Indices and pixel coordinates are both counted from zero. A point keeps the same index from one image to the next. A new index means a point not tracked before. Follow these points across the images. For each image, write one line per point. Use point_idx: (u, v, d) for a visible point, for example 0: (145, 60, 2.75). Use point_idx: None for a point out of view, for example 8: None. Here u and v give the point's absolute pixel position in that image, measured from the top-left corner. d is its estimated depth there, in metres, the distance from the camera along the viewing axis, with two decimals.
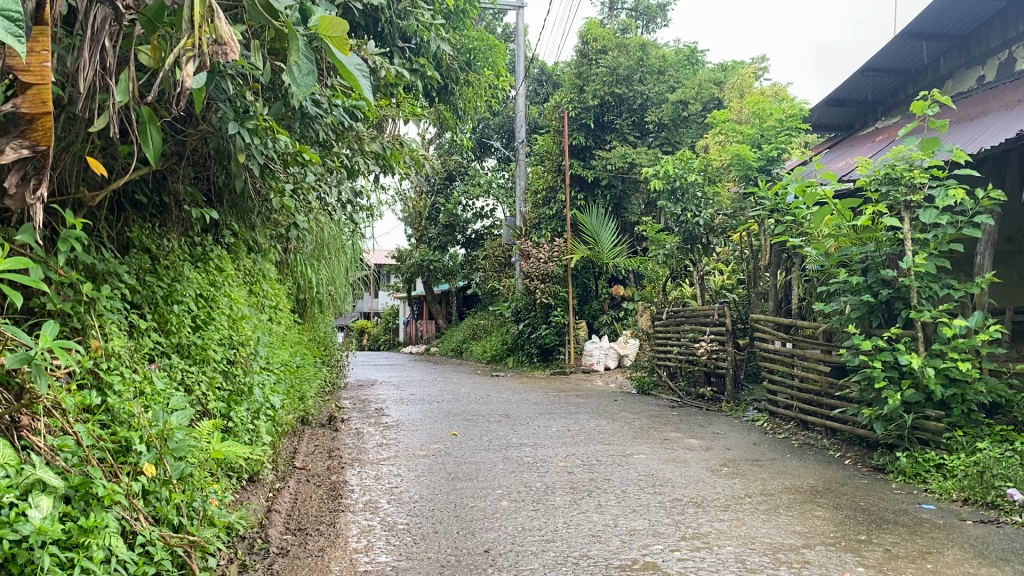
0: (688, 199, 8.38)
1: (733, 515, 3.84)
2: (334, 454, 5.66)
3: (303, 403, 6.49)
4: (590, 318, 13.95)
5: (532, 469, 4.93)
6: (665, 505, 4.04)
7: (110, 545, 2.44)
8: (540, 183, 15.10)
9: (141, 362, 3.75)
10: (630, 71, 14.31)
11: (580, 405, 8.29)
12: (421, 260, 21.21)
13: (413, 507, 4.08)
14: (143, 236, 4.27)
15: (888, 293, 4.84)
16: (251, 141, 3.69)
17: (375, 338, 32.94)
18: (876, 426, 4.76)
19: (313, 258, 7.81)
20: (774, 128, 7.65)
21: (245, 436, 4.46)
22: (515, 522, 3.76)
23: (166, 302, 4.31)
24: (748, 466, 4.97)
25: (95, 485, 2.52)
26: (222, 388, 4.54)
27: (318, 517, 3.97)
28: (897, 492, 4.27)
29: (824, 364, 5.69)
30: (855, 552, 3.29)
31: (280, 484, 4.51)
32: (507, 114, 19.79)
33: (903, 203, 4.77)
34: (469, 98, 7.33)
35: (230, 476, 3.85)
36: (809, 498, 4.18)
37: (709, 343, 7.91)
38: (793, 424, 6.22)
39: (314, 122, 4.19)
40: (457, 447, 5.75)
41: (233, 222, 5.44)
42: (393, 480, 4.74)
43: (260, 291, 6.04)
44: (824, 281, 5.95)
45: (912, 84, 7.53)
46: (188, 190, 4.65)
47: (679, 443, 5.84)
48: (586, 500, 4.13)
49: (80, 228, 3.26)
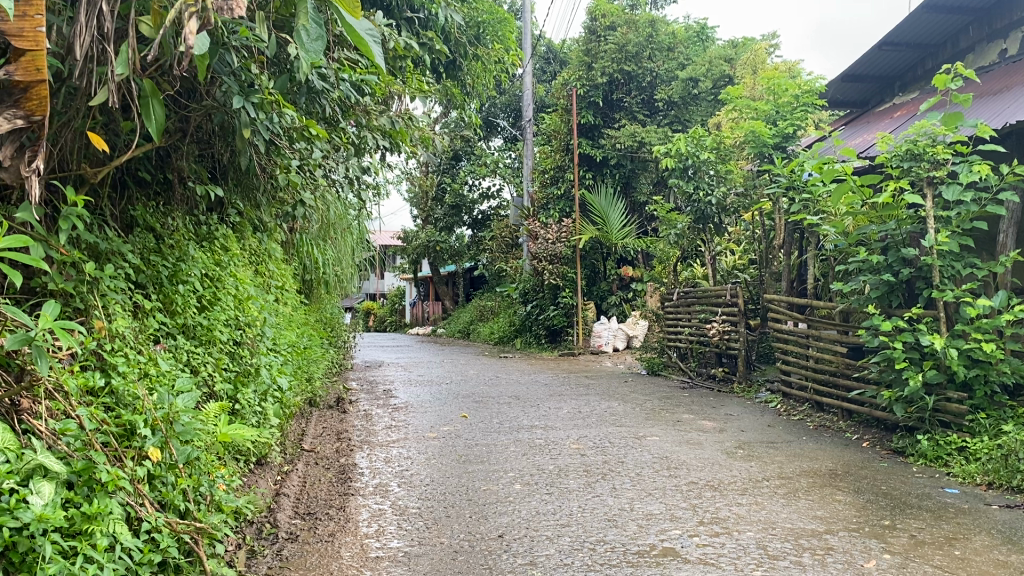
0: (700, 178, 8.25)
1: (751, 499, 3.74)
2: (343, 437, 5.59)
3: (310, 384, 6.43)
4: (598, 300, 13.87)
5: (545, 451, 4.85)
6: (682, 488, 3.95)
7: (114, 533, 2.36)
8: (546, 163, 14.95)
9: (146, 344, 3.69)
10: (639, 48, 14.09)
11: (590, 386, 8.21)
12: (427, 241, 21.01)
13: (425, 491, 4.00)
14: (147, 215, 4.22)
15: (909, 273, 4.71)
16: (256, 116, 3.59)
17: (382, 321, 32.97)
18: (896, 408, 4.66)
19: (320, 238, 7.78)
20: (790, 104, 7.38)
21: (253, 418, 4.37)
22: (529, 506, 3.67)
23: (171, 282, 4.24)
24: (764, 449, 4.87)
25: (99, 470, 2.44)
26: (228, 369, 4.45)
27: (328, 501, 3.89)
28: (918, 476, 4.17)
29: (841, 345, 5.59)
30: (879, 538, 3.20)
31: (288, 466, 4.44)
32: (515, 93, 19.63)
33: (926, 179, 4.64)
34: (477, 74, 7.19)
35: (237, 459, 3.78)
36: (828, 481, 4.09)
37: (721, 324, 7.80)
38: (808, 405, 6.13)
39: (322, 96, 4.08)
40: (467, 429, 5.66)
41: (238, 201, 5.38)
42: (403, 463, 4.66)
43: (265, 271, 5.98)
44: (842, 260, 5.82)
45: (931, 58, 7.38)
46: (192, 168, 4.60)
47: (692, 425, 5.74)
48: (601, 484, 4.04)
49: (82, 205, 3.18)
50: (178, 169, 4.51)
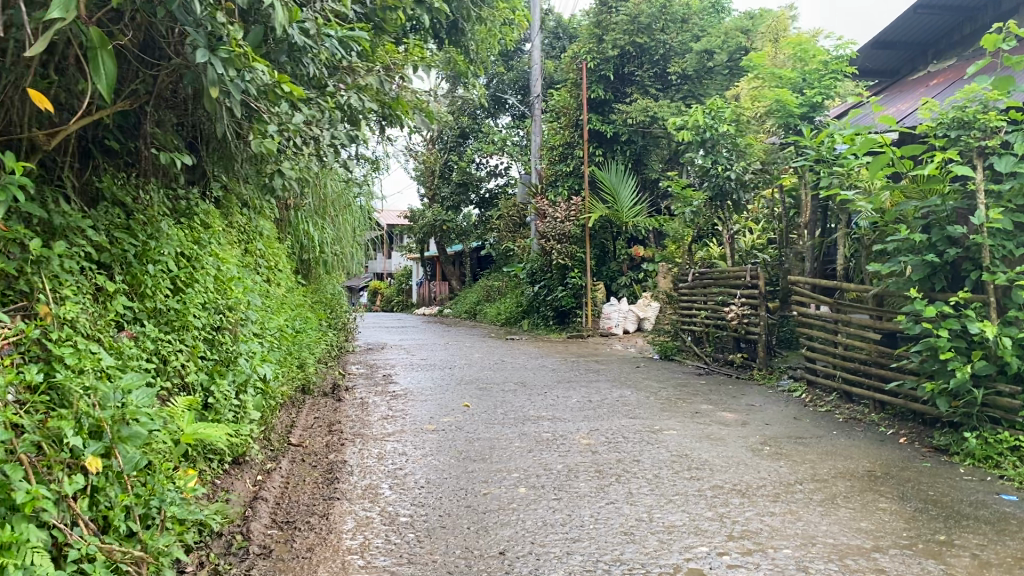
0: (718, 152, 7.74)
1: (785, 508, 3.32)
2: (334, 429, 5.18)
3: (304, 370, 6.03)
4: (608, 280, 13.43)
5: (552, 447, 4.44)
6: (705, 494, 3.53)
7: (30, 566, 1.97)
8: (556, 140, 14.47)
9: (106, 331, 3.29)
10: (652, 20, 13.56)
11: (601, 372, 7.81)
12: (434, 219, 20.52)
13: (419, 494, 3.61)
14: (113, 187, 3.87)
15: (956, 253, 4.24)
16: (225, 74, 3.10)
17: (389, 301, 32.63)
18: (939, 402, 4.20)
19: (317, 215, 7.42)
20: (818, 71, 6.86)
21: (230, 413, 3.95)
22: (534, 515, 3.26)
23: (140, 262, 3.84)
24: (793, 446, 4.45)
25: (16, 488, 2.04)
26: (206, 357, 4.02)
27: (310, 507, 3.49)
28: (967, 479, 3.74)
29: (874, 331, 5.14)
30: (937, 558, 2.78)
31: (271, 464, 4.05)
32: (523, 68, 19.10)
33: (977, 149, 4.17)
34: (481, 40, 6.71)
35: (209, 459, 3.41)
36: (868, 485, 3.66)
37: (739, 308, 7.32)
38: (836, 395, 5.70)
39: (305, 53, 3.67)
40: (469, 421, 5.26)
41: (221, 173, 4.98)
42: (398, 461, 4.25)
43: (254, 251, 5.58)
44: (878, 239, 5.37)
45: (969, 23, 6.91)
46: (163, 135, 4.19)
47: (712, 418, 5.31)
48: (615, 488, 3.63)
49: (22, 172, 2.74)
50: (146, 135, 4.11)
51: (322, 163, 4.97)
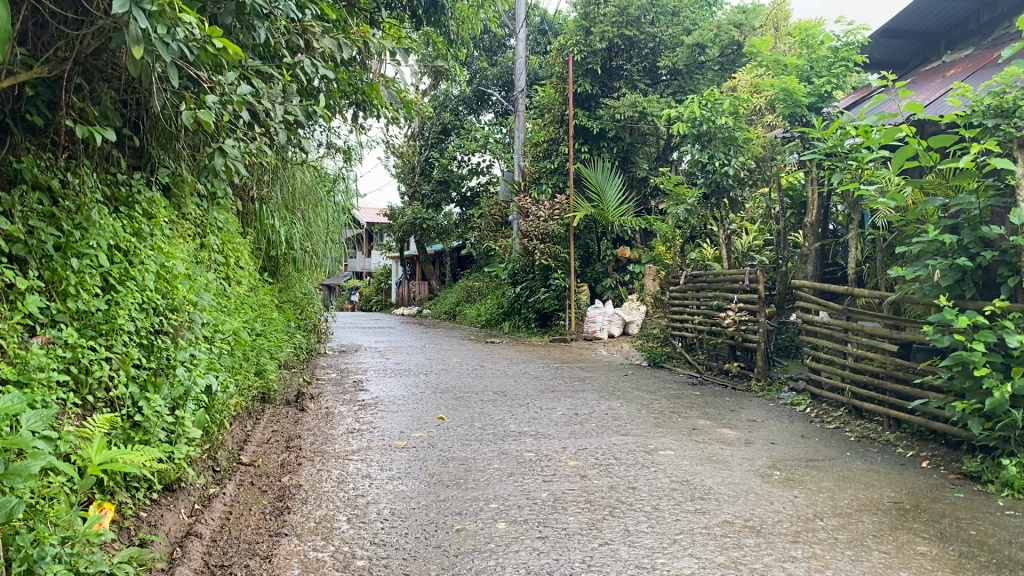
0: (716, 146, 7.19)
1: (808, 552, 2.84)
2: (293, 445, 4.65)
3: (263, 378, 5.51)
4: (592, 282, 12.95)
5: (537, 471, 3.93)
6: (714, 532, 3.04)
7: None
8: (540, 136, 14.07)
9: (11, 336, 2.75)
10: (640, 13, 13.17)
11: (588, 380, 7.32)
12: (414, 217, 20.05)
13: (383, 531, 3.09)
14: (35, 167, 3.35)
15: (990, 256, 3.78)
16: (150, 29, 2.58)
17: (367, 300, 32.05)
18: (971, 424, 3.74)
19: (283, 209, 6.89)
20: (825, 59, 6.48)
21: (168, 432, 3.41)
22: (515, 559, 2.76)
23: (63, 255, 3.31)
24: (805, 471, 3.98)
25: None
26: (140, 365, 3.45)
27: (252, 546, 2.96)
28: (1010, 515, 3.27)
29: (889, 341, 4.68)
30: None
31: (214, 490, 3.53)
32: (506, 62, 18.44)
33: (1017, 138, 3.71)
34: (462, 19, 6.18)
35: (133, 490, 2.87)
36: (898, 521, 3.19)
37: (736, 313, 6.81)
38: (844, 410, 5.24)
39: (255, 14, 3.18)
40: (444, 437, 4.74)
41: (168, 158, 4.44)
42: (359, 486, 3.73)
43: (210, 245, 5.04)
44: (895, 241, 4.90)
45: (987, 10, 6.52)
46: (97, 109, 3.67)
47: (711, 435, 4.83)
48: (609, 523, 3.13)
49: None
50: (76, 109, 3.61)
51: (279, 146, 4.41)
